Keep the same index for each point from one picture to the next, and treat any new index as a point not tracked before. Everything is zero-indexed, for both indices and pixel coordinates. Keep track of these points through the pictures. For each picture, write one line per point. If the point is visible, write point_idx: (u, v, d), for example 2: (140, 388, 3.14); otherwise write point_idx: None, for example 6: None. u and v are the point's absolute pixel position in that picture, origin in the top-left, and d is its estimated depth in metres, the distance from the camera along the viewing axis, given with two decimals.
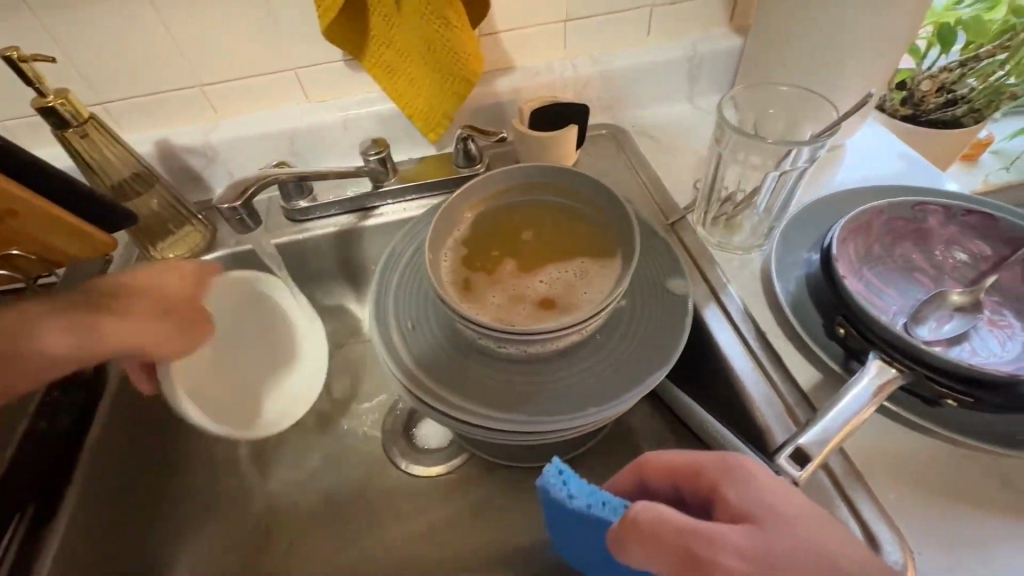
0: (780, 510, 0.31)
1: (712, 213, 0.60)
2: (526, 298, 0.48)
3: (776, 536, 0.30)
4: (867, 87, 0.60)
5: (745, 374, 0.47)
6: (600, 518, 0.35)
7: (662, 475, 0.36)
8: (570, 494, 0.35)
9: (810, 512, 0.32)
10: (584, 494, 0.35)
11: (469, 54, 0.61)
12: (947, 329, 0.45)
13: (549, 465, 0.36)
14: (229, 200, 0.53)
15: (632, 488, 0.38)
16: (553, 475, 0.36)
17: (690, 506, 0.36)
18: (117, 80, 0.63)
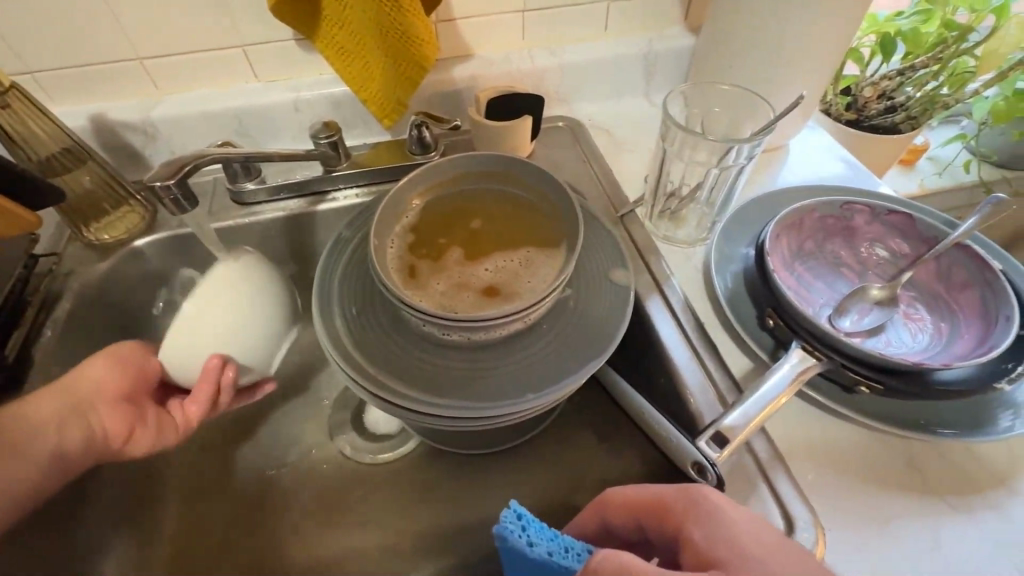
0: (746, 548, 0.31)
1: (658, 206, 0.61)
2: (470, 286, 0.48)
3: None
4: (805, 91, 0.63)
5: (681, 363, 0.49)
6: (563, 566, 0.34)
7: (625, 513, 0.37)
8: (531, 542, 0.34)
9: (786, 552, 0.31)
10: (545, 540, 0.35)
11: (423, 38, 0.60)
12: (867, 321, 0.48)
13: (507, 511, 0.36)
14: (163, 177, 0.49)
15: (598, 524, 0.39)
16: (512, 521, 0.35)
17: (658, 543, 0.36)
18: (48, 48, 0.60)
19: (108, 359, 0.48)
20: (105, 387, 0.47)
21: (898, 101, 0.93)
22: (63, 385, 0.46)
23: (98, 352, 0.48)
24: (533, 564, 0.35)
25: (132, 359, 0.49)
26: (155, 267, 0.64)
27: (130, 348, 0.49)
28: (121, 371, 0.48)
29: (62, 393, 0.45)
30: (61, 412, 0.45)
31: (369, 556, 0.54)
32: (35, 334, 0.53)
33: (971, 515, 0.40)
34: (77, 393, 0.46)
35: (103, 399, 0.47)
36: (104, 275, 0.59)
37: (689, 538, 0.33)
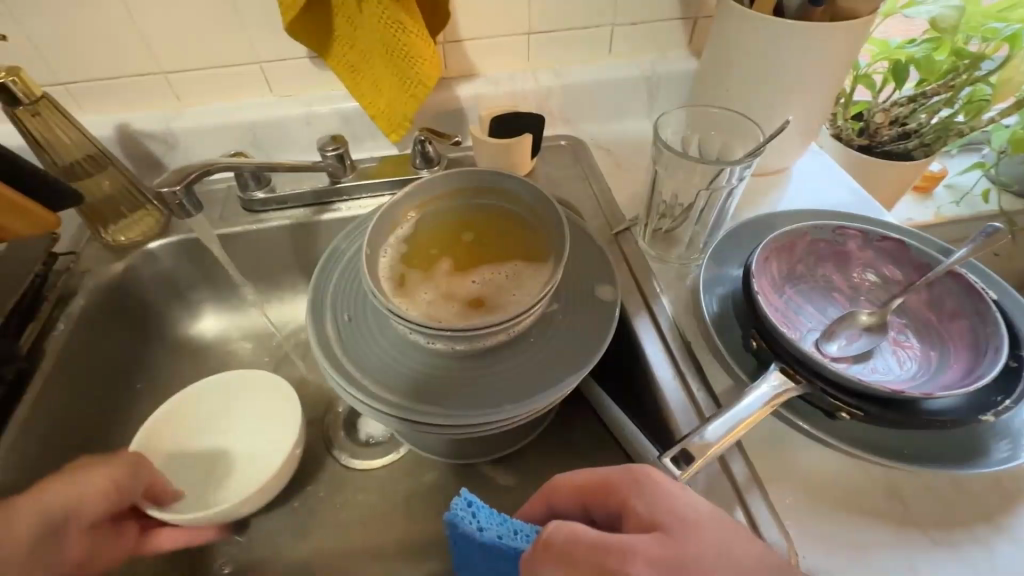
0: (685, 514, 0.34)
1: (652, 226, 0.62)
2: (457, 296, 0.49)
3: (682, 542, 0.32)
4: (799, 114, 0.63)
5: (664, 381, 0.49)
6: (513, 547, 0.37)
7: (568, 494, 0.38)
8: (481, 527, 0.38)
9: (713, 519, 0.34)
10: (494, 525, 0.38)
11: (425, 57, 0.62)
12: (855, 347, 0.48)
13: (458, 498, 0.39)
14: (171, 182, 0.53)
15: (540, 512, 0.40)
16: (462, 507, 0.38)
17: (601, 522, 0.38)
18: (80, 62, 0.64)
19: (101, 475, 0.47)
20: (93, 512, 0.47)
21: (912, 127, 0.93)
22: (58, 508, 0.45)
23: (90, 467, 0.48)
24: (487, 549, 0.38)
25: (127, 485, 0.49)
26: (166, 269, 0.67)
27: (131, 464, 0.50)
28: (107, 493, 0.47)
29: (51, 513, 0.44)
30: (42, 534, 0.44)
31: (353, 559, 0.55)
32: (48, 329, 0.56)
33: (952, 549, 0.39)
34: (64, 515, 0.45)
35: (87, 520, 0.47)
36: (117, 275, 0.63)
37: (631, 505, 0.35)
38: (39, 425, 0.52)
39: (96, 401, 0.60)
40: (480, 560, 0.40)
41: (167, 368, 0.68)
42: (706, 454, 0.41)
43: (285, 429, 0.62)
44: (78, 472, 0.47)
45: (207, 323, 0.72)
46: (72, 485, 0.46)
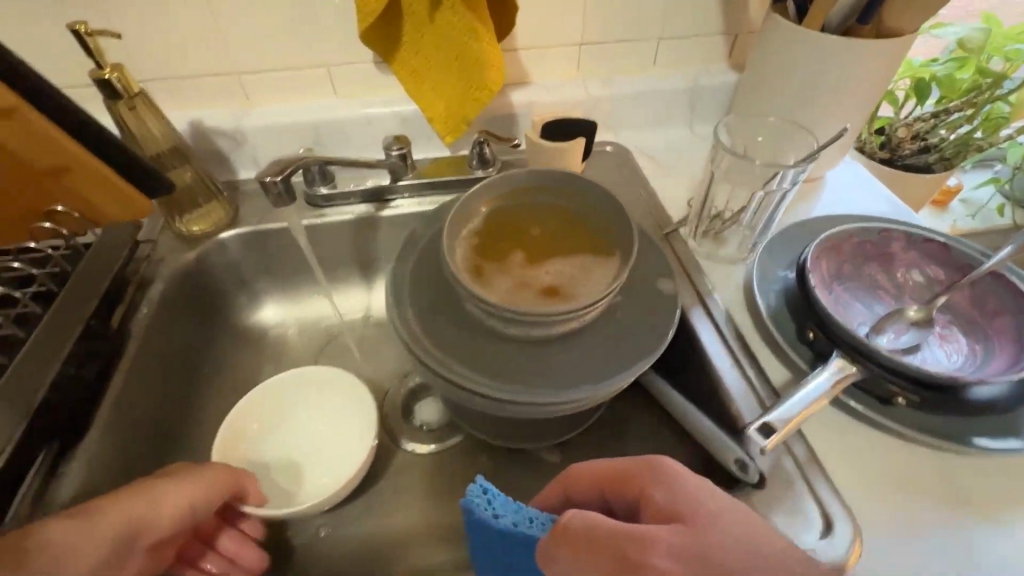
0: (704, 505, 0.35)
1: (702, 227, 0.65)
2: (532, 285, 0.52)
3: (702, 531, 0.33)
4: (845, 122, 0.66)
5: (723, 370, 0.52)
6: (530, 534, 0.37)
7: (588, 484, 0.40)
8: (497, 514, 0.38)
9: (728, 508, 0.35)
10: (511, 511, 0.38)
11: (492, 64, 0.66)
12: (904, 340, 0.51)
13: (473, 484, 0.39)
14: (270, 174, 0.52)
15: (559, 497, 0.42)
16: (478, 494, 0.38)
17: (619, 510, 0.39)
18: (163, 60, 0.68)
19: (181, 489, 0.46)
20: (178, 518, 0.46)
21: (932, 142, 0.96)
22: (156, 512, 0.44)
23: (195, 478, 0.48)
24: (502, 535, 0.38)
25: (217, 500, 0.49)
26: (234, 259, 0.70)
27: (218, 479, 0.49)
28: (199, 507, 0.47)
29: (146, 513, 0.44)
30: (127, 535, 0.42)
31: (419, 537, 0.58)
32: (132, 311, 0.59)
33: (1002, 523, 0.42)
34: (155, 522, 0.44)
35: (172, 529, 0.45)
36: (191, 263, 0.66)
37: (650, 495, 0.36)
38: (128, 400, 0.54)
39: (174, 381, 0.62)
40: (501, 548, 0.40)
41: (231, 353, 0.71)
42: (777, 438, 0.43)
43: (358, 426, 0.61)
44: (163, 486, 0.46)
45: (267, 312, 0.74)
46: (170, 494, 0.46)
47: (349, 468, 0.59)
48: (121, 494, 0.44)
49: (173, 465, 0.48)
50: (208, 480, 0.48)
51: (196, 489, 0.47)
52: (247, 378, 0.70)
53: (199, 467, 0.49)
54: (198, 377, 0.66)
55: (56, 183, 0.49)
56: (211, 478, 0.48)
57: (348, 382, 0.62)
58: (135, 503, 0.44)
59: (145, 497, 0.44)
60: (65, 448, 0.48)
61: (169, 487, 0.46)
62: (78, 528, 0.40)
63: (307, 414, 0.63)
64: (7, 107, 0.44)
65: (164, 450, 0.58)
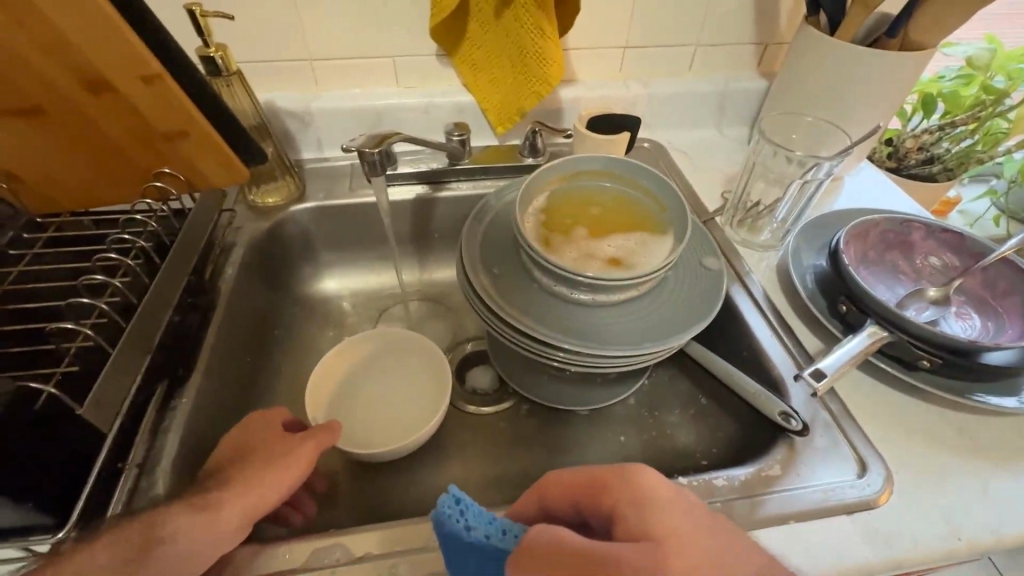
0: (678, 527, 0.34)
1: (738, 216, 0.72)
2: (596, 256, 0.58)
3: (671, 552, 0.33)
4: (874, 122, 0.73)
5: (763, 337, 0.58)
6: (500, 547, 0.35)
7: (563, 496, 0.38)
8: (469, 526, 0.35)
9: (697, 528, 0.34)
10: (483, 523, 0.35)
11: (553, 60, 0.71)
12: (925, 316, 0.57)
13: (445, 495, 0.35)
14: (369, 145, 0.58)
15: (532, 512, 0.40)
16: (450, 506, 0.35)
17: (593, 526, 0.38)
18: (245, 44, 0.73)
19: (276, 475, 0.45)
20: (274, 497, 0.44)
21: (936, 153, 1.04)
22: (252, 495, 0.43)
23: (282, 460, 0.46)
24: (473, 550, 0.35)
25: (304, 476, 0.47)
26: (303, 231, 0.75)
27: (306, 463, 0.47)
28: (290, 485, 0.45)
29: (246, 494, 0.43)
30: (237, 522, 0.41)
31: (480, 487, 0.63)
32: (219, 271, 0.64)
33: (1014, 470, 0.49)
34: (255, 501, 0.43)
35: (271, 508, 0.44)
36: (265, 232, 0.71)
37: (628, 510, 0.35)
38: (221, 350, 0.59)
39: (251, 341, 0.67)
40: (468, 565, 0.37)
41: (295, 319, 0.76)
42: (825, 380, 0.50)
43: (435, 387, 0.66)
44: (256, 471, 0.44)
45: (328, 284, 0.80)
46: (264, 478, 0.44)
47: (423, 423, 0.63)
48: (229, 488, 0.43)
49: (262, 448, 0.47)
50: (298, 459, 0.47)
51: (287, 471, 0.45)
52: (311, 343, 0.75)
53: (283, 451, 0.47)
54: (269, 338, 0.70)
55: (171, 145, 0.54)
56: (298, 463, 0.46)
57: (420, 343, 0.68)
58: (233, 487, 0.43)
59: (243, 490, 0.43)
60: (173, 385, 0.53)
61: (260, 471, 0.44)
62: (192, 521, 0.40)
63: (388, 370, 0.69)
64: (150, 74, 0.47)
65: (244, 400, 0.63)
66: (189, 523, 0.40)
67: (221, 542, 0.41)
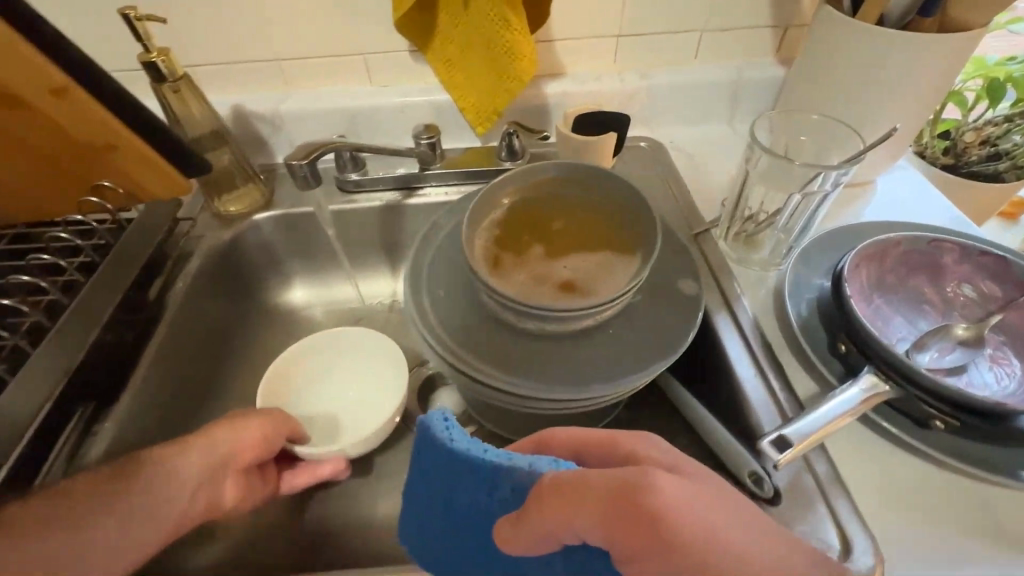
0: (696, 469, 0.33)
1: (734, 228, 0.63)
2: (549, 280, 0.52)
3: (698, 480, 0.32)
4: (895, 122, 0.63)
5: (745, 378, 0.50)
6: (483, 462, 0.33)
7: (565, 448, 0.38)
8: (452, 438, 0.35)
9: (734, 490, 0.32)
10: (464, 439, 0.35)
11: (523, 55, 0.65)
12: (948, 359, 0.47)
13: (436, 411, 0.37)
14: (297, 157, 0.53)
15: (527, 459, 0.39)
16: (438, 420, 0.36)
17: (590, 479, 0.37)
18: (209, 47, 0.71)
19: (260, 428, 0.51)
20: (249, 445, 0.49)
21: (1003, 148, 0.89)
22: (224, 441, 0.48)
23: (255, 413, 0.52)
24: (453, 463, 0.35)
25: (278, 432, 0.52)
26: (267, 240, 0.72)
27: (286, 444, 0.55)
28: (262, 438, 0.50)
29: (218, 443, 0.47)
30: (210, 466, 0.46)
31: None
32: (168, 285, 0.62)
33: None
34: (226, 448, 0.48)
35: (245, 458, 0.49)
36: (225, 242, 0.68)
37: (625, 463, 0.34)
38: (160, 370, 0.57)
39: (204, 356, 0.65)
40: (447, 483, 0.36)
41: (258, 331, 0.73)
42: (789, 455, 0.41)
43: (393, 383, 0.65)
44: (224, 422, 0.49)
45: (297, 295, 0.77)
46: (234, 430, 0.49)
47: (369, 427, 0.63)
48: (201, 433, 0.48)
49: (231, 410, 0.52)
50: (263, 416, 0.52)
51: (255, 424, 0.51)
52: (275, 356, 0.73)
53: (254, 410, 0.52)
54: (228, 351, 0.68)
55: (100, 157, 0.51)
56: (264, 416, 0.52)
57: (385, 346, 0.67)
58: (211, 437, 0.47)
59: (215, 437, 0.48)
60: (101, 408, 0.51)
61: (225, 422, 0.49)
62: (168, 462, 0.44)
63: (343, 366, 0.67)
64: (57, 85, 0.45)
65: (191, 419, 0.61)
66: (172, 462, 0.44)
67: (202, 483, 0.45)
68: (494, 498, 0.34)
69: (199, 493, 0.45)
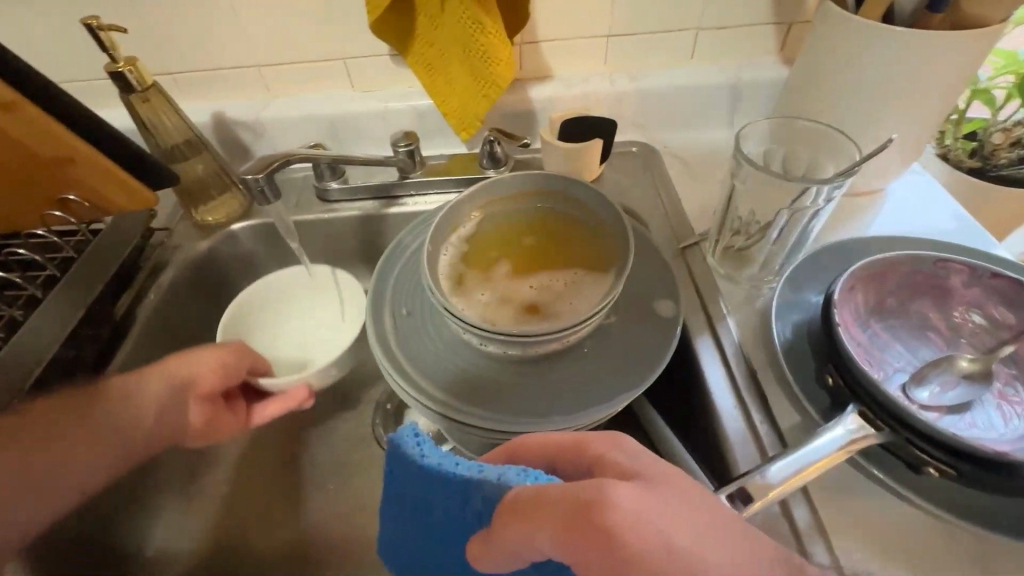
0: (667, 470, 0.29)
1: (722, 243, 0.58)
2: (513, 301, 0.49)
3: (665, 488, 0.27)
4: (886, 134, 0.59)
5: (723, 409, 0.46)
6: (458, 477, 0.31)
7: (537, 455, 0.33)
8: (424, 453, 0.32)
9: (707, 494, 0.28)
10: (437, 453, 0.32)
11: (501, 59, 0.62)
12: (950, 396, 0.43)
13: (406, 425, 0.34)
14: (254, 171, 0.58)
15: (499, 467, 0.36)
16: (408, 435, 0.33)
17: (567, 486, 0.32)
18: (187, 54, 0.70)
19: (214, 358, 0.52)
20: (204, 375, 0.52)
21: None
22: (181, 368, 0.51)
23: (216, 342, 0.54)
24: (427, 477, 0.32)
25: (239, 364, 0.54)
26: (244, 250, 0.71)
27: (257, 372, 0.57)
28: (218, 368, 0.52)
29: (175, 370, 0.51)
30: (165, 393, 0.51)
31: None
32: (140, 297, 0.61)
33: None
34: (183, 375, 0.51)
35: (201, 389, 0.52)
36: (202, 253, 0.67)
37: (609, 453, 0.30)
38: None
39: None
40: (418, 491, 0.34)
41: None
42: (767, 497, 0.36)
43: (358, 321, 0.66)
44: (187, 349, 0.52)
45: None
46: (191, 358, 0.52)
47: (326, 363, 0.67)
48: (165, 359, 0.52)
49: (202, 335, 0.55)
50: (223, 345, 0.54)
51: (211, 354, 0.52)
52: None
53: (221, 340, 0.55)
54: None
55: (59, 173, 0.51)
56: (223, 346, 0.54)
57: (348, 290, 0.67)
58: (171, 363, 0.51)
59: (174, 363, 0.51)
60: None
61: (186, 349, 0.53)
62: (130, 385, 0.50)
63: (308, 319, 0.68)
64: (6, 102, 0.45)
65: None
66: (131, 387, 0.49)
67: (161, 407, 0.50)
68: (467, 510, 0.32)
69: (160, 416, 0.50)
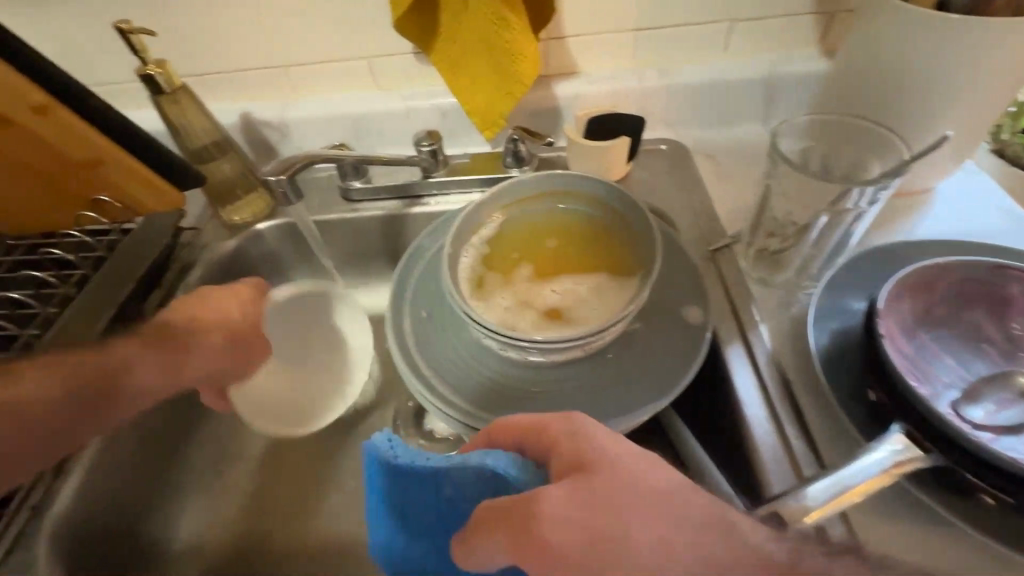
0: (616, 460, 0.30)
1: (756, 245, 0.55)
2: (534, 305, 0.48)
3: (607, 482, 0.29)
4: (946, 129, 0.54)
5: (755, 423, 0.44)
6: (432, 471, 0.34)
7: (506, 438, 0.34)
8: (398, 456, 0.35)
9: (652, 485, 0.29)
10: (410, 455, 0.35)
11: (526, 54, 0.61)
12: (1006, 416, 0.40)
13: (379, 433, 0.36)
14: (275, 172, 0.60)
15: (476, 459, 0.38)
16: (384, 442, 0.36)
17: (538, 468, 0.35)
18: (216, 56, 0.71)
19: (232, 300, 0.53)
20: (219, 318, 0.52)
21: None
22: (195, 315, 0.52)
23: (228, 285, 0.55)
24: (405, 477, 0.35)
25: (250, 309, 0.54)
26: (270, 250, 0.72)
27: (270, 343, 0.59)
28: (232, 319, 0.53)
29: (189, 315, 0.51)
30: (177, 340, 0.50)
31: None
32: (168, 296, 0.62)
33: None
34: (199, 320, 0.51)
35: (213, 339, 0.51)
36: (229, 252, 0.68)
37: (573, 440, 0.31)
38: None
39: None
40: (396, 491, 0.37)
41: None
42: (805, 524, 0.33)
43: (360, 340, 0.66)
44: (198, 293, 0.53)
45: None
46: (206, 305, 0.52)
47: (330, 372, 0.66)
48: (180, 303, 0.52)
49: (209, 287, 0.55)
50: (236, 289, 0.54)
51: (228, 302, 0.53)
52: None
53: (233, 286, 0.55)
54: None
55: (91, 175, 0.52)
56: (242, 285, 0.55)
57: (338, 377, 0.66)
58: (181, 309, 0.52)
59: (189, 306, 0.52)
60: None
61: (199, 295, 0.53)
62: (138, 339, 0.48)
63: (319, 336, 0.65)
64: (38, 103, 0.47)
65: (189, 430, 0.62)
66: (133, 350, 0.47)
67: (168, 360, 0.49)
68: (440, 498, 0.36)
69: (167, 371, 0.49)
